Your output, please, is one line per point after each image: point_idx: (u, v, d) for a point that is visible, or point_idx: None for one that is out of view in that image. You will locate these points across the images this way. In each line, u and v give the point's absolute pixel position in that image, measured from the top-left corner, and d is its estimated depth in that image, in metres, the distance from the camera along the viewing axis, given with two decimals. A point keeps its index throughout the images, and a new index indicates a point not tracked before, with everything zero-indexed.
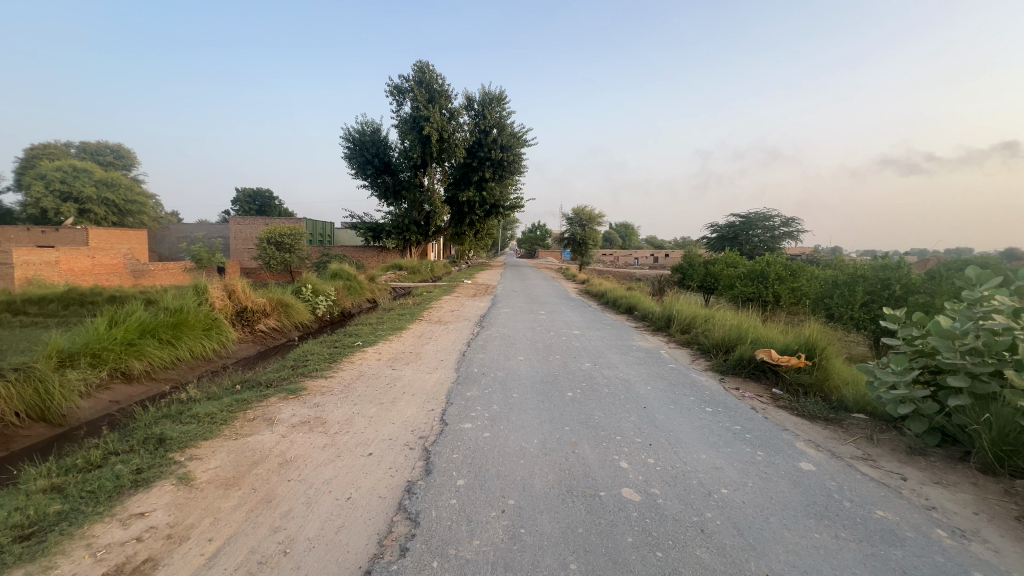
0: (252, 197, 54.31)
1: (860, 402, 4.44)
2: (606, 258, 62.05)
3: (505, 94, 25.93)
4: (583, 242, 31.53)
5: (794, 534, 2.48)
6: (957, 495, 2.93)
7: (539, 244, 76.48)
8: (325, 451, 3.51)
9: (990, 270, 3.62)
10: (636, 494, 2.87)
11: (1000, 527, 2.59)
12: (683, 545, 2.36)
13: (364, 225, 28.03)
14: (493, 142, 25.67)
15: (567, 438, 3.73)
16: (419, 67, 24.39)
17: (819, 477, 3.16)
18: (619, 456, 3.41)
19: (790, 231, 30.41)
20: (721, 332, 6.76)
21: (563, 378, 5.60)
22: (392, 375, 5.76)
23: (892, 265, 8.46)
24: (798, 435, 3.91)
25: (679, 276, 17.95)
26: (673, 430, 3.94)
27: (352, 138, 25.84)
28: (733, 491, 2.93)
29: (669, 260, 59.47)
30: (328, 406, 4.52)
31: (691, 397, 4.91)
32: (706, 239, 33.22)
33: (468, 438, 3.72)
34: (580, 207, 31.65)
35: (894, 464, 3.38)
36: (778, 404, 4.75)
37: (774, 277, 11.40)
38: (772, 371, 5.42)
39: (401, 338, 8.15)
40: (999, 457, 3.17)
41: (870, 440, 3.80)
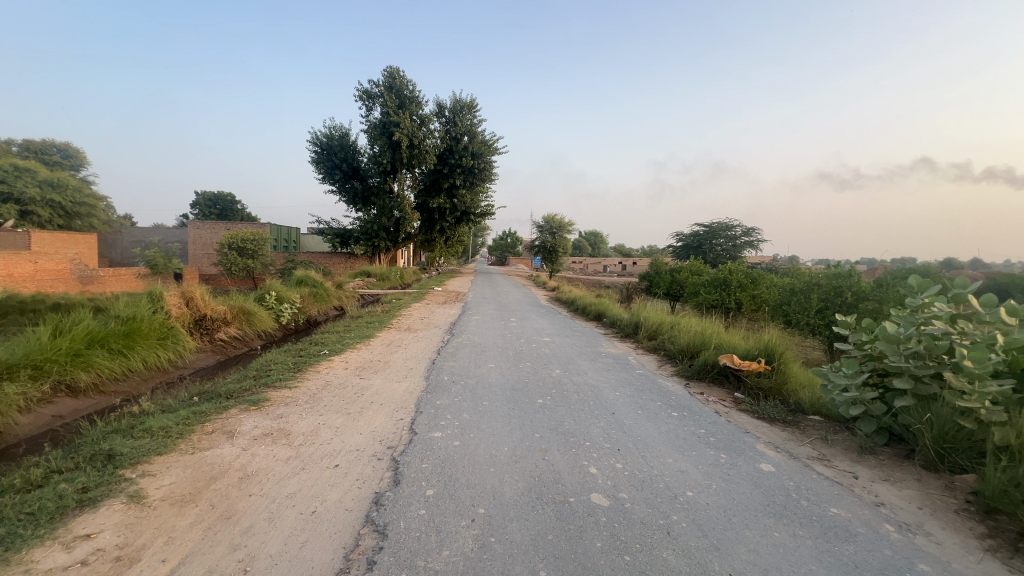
0: (213, 201, 52.46)
1: (815, 403, 4.65)
2: (576, 266, 62.81)
3: (476, 102, 26.06)
4: (554, 250, 31.85)
5: (756, 534, 2.57)
6: (904, 491, 3.11)
7: (510, 252, 76.75)
8: (289, 464, 3.39)
9: (929, 279, 3.87)
10: (605, 499, 2.90)
11: (941, 520, 2.76)
12: (649, 548, 2.40)
13: (331, 232, 27.49)
14: (464, 149, 25.70)
15: (538, 445, 3.74)
16: (388, 73, 24.24)
17: (778, 477, 3.28)
18: (587, 462, 3.45)
19: (751, 240, 31.68)
20: (686, 338, 6.95)
21: (532, 385, 5.62)
22: (360, 383, 5.65)
23: (843, 273, 8.94)
24: (758, 437, 4.05)
25: (646, 284, 18.36)
26: (640, 435, 4.02)
27: (319, 142, 25.36)
28: (698, 494, 3.00)
29: (637, 268, 60.71)
30: (292, 417, 4.38)
31: (658, 401, 5.02)
32: (672, 248, 34.16)
33: (437, 447, 3.68)
34: (550, 216, 31.99)
35: (846, 463, 3.55)
36: (740, 408, 4.92)
37: (735, 284, 11.81)
38: (734, 376, 5.60)
39: (369, 346, 8.00)
40: (938, 455, 3.38)
41: (825, 441, 3.98)
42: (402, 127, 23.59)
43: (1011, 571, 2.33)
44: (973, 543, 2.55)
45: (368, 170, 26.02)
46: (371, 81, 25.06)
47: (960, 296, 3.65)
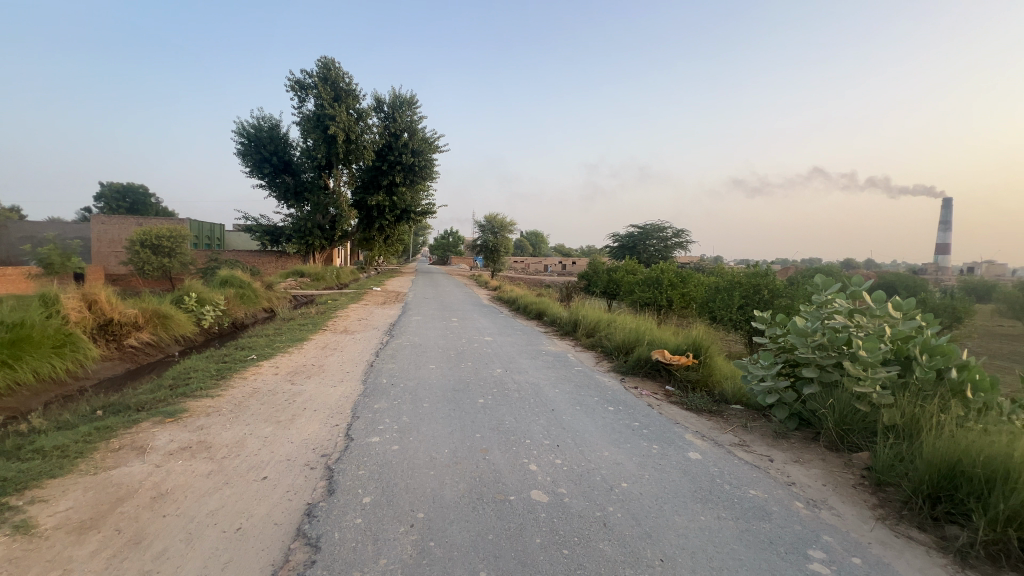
0: (121, 193, 47.56)
1: (737, 394, 5.00)
2: (518, 265, 63.43)
3: (416, 98, 25.56)
4: (495, 250, 31.96)
5: (684, 519, 2.72)
6: (811, 470, 3.42)
7: (452, 251, 76.16)
8: (210, 479, 3.15)
9: (832, 278, 4.30)
10: (545, 495, 2.95)
11: (841, 494, 3.07)
12: (587, 540, 2.47)
13: (260, 229, 25.87)
14: (404, 146, 25.13)
15: (478, 445, 3.73)
16: (323, 63, 23.16)
17: (704, 464, 3.50)
18: (527, 459, 3.49)
19: (681, 241, 33.55)
20: (622, 335, 7.23)
21: (474, 385, 5.60)
22: (291, 390, 5.35)
23: (761, 273, 9.72)
24: (687, 427, 4.30)
25: (585, 283, 18.91)
26: (579, 430, 4.13)
27: (246, 133, 23.76)
28: (632, 485, 3.13)
29: (577, 268, 62.43)
30: (213, 429, 4.06)
31: (595, 397, 5.18)
32: (610, 249, 35.44)
33: (375, 452, 3.56)
34: (491, 215, 32.02)
35: (763, 447, 3.85)
36: (671, 400, 5.19)
37: (667, 283, 12.46)
38: (665, 369, 5.92)
39: (302, 350, 7.61)
40: (838, 436, 3.76)
41: (745, 428, 4.30)
42: (338, 121, 22.63)
43: (896, 536, 2.63)
44: (866, 513, 2.87)
45: (301, 165, 24.75)
46: (303, 71, 23.80)
47: (856, 293, 4.09)
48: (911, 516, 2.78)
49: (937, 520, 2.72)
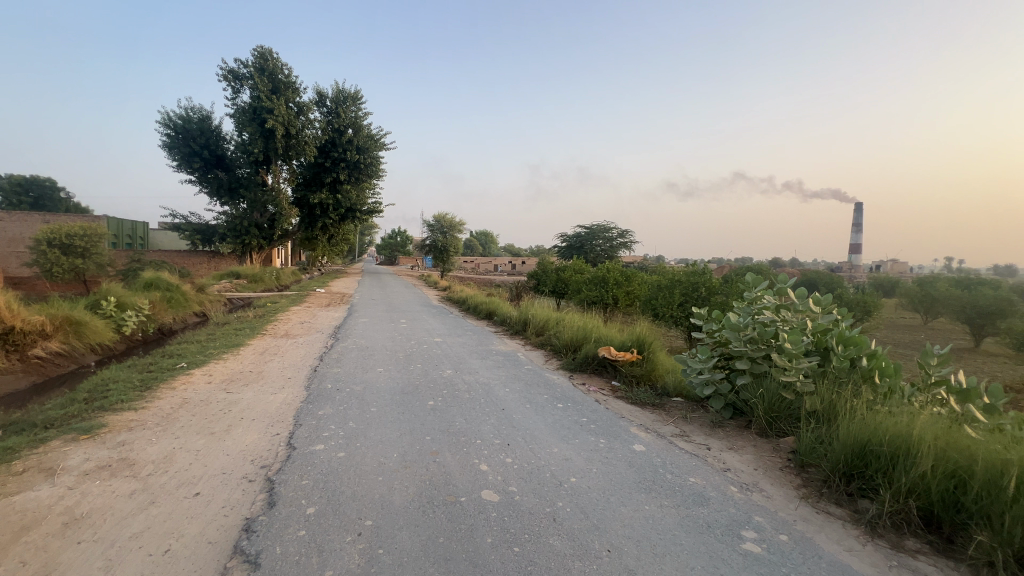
0: (23, 185, 42.70)
1: (678, 387, 5.25)
2: (468, 265, 63.14)
3: (361, 94, 24.84)
4: (445, 250, 31.62)
5: (629, 509, 2.83)
6: (744, 456, 3.66)
7: (399, 250, 74.56)
8: (135, 498, 2.90)
9: (761, 275, 4.61)
10: (495, 495, 2.96)
11: (770, 477, 3.31)
12: (537, 537, 2.51)
13: (190, 227, 24.14)
14: (348, 143, 24.32)
15: (428, 447, 3.69)
16: (259, 53, 21.93)
17: (648, 456, 3.65)
18: (478, 459, 3.49)
19: (625, 242, 34.72)
20: (570, 333, 7.38)
21: (423, 387, 5.51)
22: (226, 399, 5.03)
23: (699, 272, 10.26)
24: (632, 421, 4.47)
25: (534, 283, 19.13)
26: (529, 428, 4.18)
27: (173, 124, 22.08)
28: (580, 480, 3.20)
29: (526, 268, 63.01)
30: (136, 445, 3.74)
31: (544, 395, 5.25)
32: (558, 249, 36.05)
33: (319, 460, 3.43)
34: (440, 215, 31.66)
35: (701, 437, 4.07)
36: (617, 395, 5.37)
37: (613, 282, 12.84)
38: (611, 366, 6.11)
39: (238, 356, 7.17)
40: (767, 422, 4.04)
41: (685, 419, 4.53)
42: (276, 114, 21.49)
43: (817, 512, 2.87)
44: (792, 493, 3.10)
45: (235, 159, 23.30)
46: (237, 60, 22.44)
47: (782, 289, 4.41)
48: (829, 493, 3.05)
49: (851, 496, 2.99)
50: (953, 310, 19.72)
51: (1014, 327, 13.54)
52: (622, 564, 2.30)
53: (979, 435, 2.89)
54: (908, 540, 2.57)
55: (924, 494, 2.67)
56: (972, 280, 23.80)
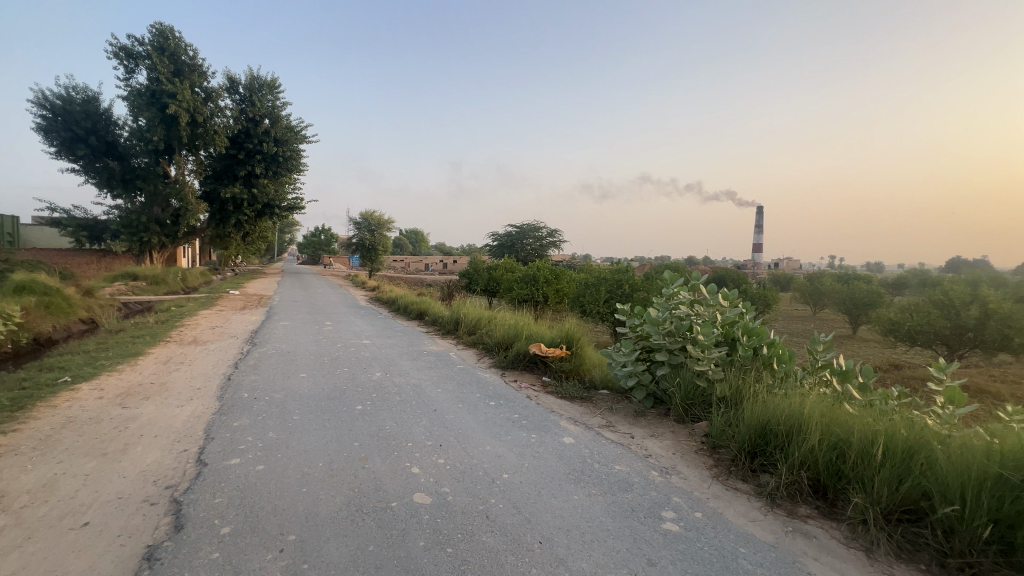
0: None
1: (605, 380, 5.48)
2: (398, 264, 61.50)
3: (278, 82, 23.34)
4: (373, 249, 30.56)
5: (559, 500, 2.92)
6: (664, 442, 3.91)
7: (324, 249, 70.88)
8: (5, 535, 2.52)
9: (678, 273, 4.95)
10: (427, 497, 2.92)
11: (686, 460, 3.57)
12: (470, 536, 2.51)
13: (74, 222, 21.30)
14: (264, 134, 22.71)
15: (356, 454, 3.56)
16: (158, 31, 19.77)
17: (576, 447, 3.79)
18: (409, 462, 3.42)
19: (555, 241, 35.63)
20: (502, 331, 7.44)
21: (350, 391, 5.29)
22: (122, 415, 4.51)
23: (622, 269, 10.82)
24: (561, 415, 4.61)
25: (466, 281, 19.09)
26: (460, 427, 4.18)
27: (50, 104, 19.35)
28: (513, 475, 3.25)
29: (458, 267, 62.60)
30: (5, 474, 3.24)
31: (477, 393, 5.27)
32: (489, 247, 36.21)
33: (235, 475, 3.19)
34: (368, 212, 30.60)
35: (626, 426, 4.29)
36: (547, 390, 5.51)
37: (543, 280, 13.16)
38: (542, 362, 6.25)
39: (137, 367, 6.44)
40: (684, 409, 4.35)
41: (611, 410, 4.75)
42: (180, 99, 19.45)
43: (727, 489, 3.15)
44: (705, 473, 3.37)
45: (130, 147, 20.84)
46: (131, 37, 20.10)
47: (695, 285, 4.77)
48: (737, 471, 3.35)
49: (754, 471, 3.31)
50: (835, 302, 22.47)
51: (882, 315, 15.71)
52: (554, 554, 2.37)
53: (855, 410, 3.32)
54: (800, 507, 2.90)
55: (813, 466, 3.02)
56: (851, 276, 27.16)
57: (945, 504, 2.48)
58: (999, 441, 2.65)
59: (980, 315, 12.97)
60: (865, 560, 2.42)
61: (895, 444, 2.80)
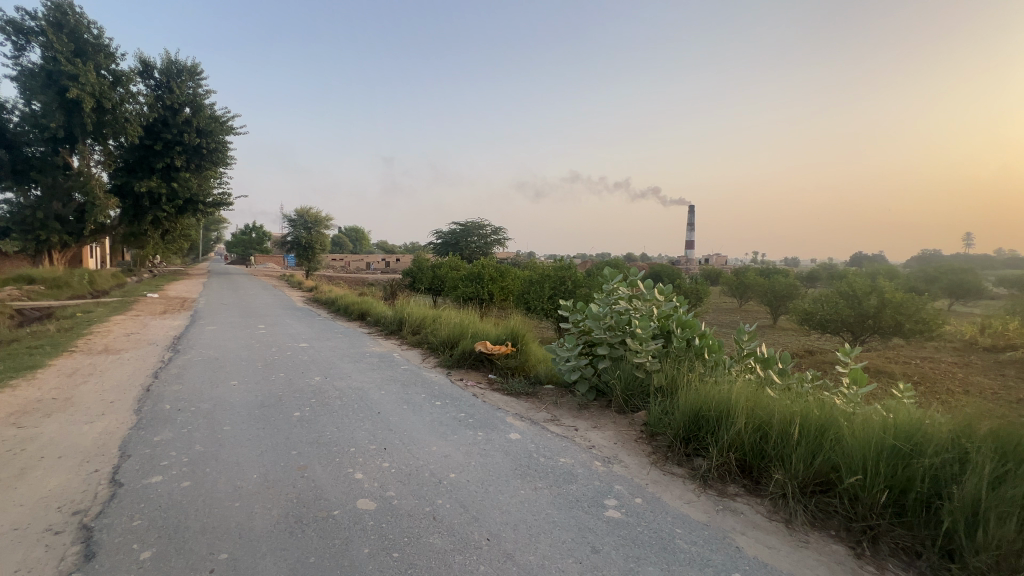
0: None
1: (549, 375, 5.58)
2: (337, 263, 59.11)
3: (200, 68, 21.71)
4: (310, 248, 29.13)
5: (507, 496, 2.95)
6: (606, 433, 4.05)
7: (254, 248, 66.71)
8: None
9: (618, 269, 5.12)
10: (371, 502, 2.85)
11: (627, 449, 3.72)
12: (418, 538, 2.47)
13: None
14: (185, 123, 21.01)
15: (294, 463, 3.39)
16: (53, 5, 17.65)
17: (522, 443, 3.84)
18: (352, 468, 3.31)
19: (499, 239, 35.73)
20: (447, 330, 7.37)
21: (286, 398, 5.03)
22: (17, 436, 4.01)
23: (565, 266, 11.06)
24: (508, 411, 4.65)
25: (410, 280, 18.73)
26: (406, 429, 4.10)
27: None
28: (459, 475, 3.24)
29: (401, 266, 61.18)
30: None
31: (422, 394, 5.20)
32: (433, 245, 35.71)
33: (157, 494, 2.95)
34: (303, 208, 29.16)
35: (570, 419, 4.40)
36: (494, 387, 5.53)
37: (488, 277, 13.17)
38: (487, 359, 6.27)
39: (34, 381, 5.75)
40: (624, 400, 4.53)
41: (556, 404, 4.86)
42: (83, 83, 17.41)
43: (664, 473, 3.33)
44: (644, 460, 3.53)
45: (21, 134, 18.45)
46: (20, 10, 17.82)
47: (633, 281, 4.96)
48: (673, 456, 3.54)
49: (688, 455, 3.51)
50: (759, 295, 24.23)
51: (799, 306, 17.13)
52: (501, 550, 2.40)
53: (776, 394, 3.62)
54: (729, 486, 3.12)
55: (740, 447, 3.25)
56: (771, 271, 29.42)
57: (850, 474, 2.76)
58: (892, 416, 2.99)
59: (878, 304, 14.49)
60: (784, 530, 2.65)
61: (809, 423, 3.08)
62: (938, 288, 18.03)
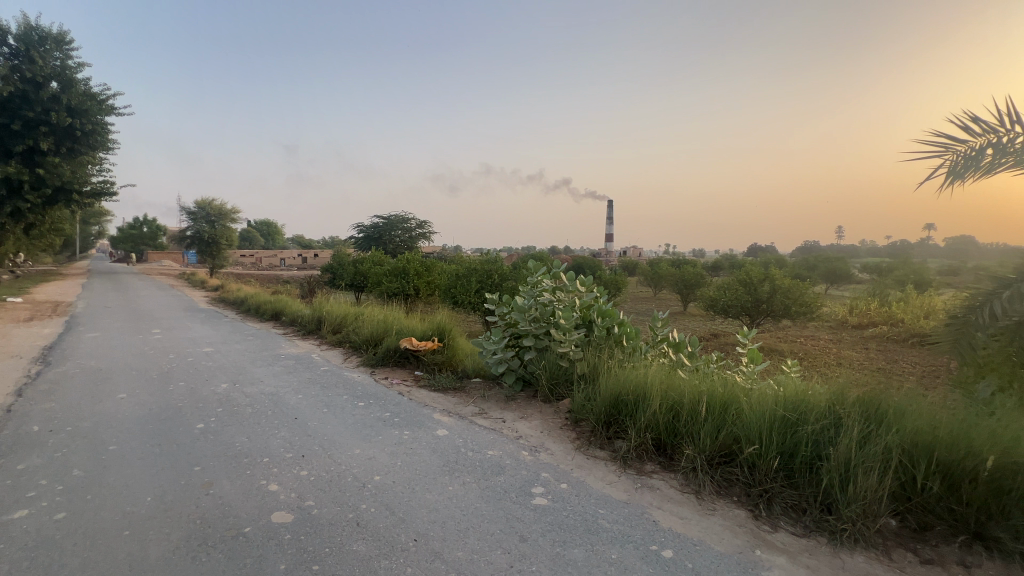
0: None
1: (477, 368, 5.58)
2: (246, 259, 54.61)
3: (68, 37, 18.86)
4: (213, 243, 26.56)
5: (435, 494, 2.91)
6: (533, 423, 4.13)
7: (145, 245, 59.57)
8: None
9: (542, 262, 5.20)
10: (288, 515, 2.67)
11: (552, 436, 3.83)
12: (340, 547, 2.36)
13: None
14: (52, 100, 18.13)
15: (198, 480, 3.09)
16: None
17: (450, 439, 3.80)
18: (266, 480, 3.08)
19: (424, 232, 35.01)
20: (370, 327, 7.11)
21: (188, 409, 4.55)
22: None
23: (491, 260, 11.12)
24: (435, 408, 4.57)
25: (329, 276, 17.76)
26: (326, 433, 3.90)
27: None
28: (384, 476, 3.14)
29: (319, 262, 57.91)
30: None
31: (344, 395, 4.95)
32: (354, 240, 34.15)
33: (23, 530, 2.54)
34: (204, 200, 26.56)
35: (497, 412, 4.43)
36: (420, 384, 5.42)
37: (413, 272, 12.87)
38: (413, 356, 6.12)
39: None
40: (549, 390, 4.65)
41: (484, 397, 4.86)
42: None
43: (588, 457, 3.46)
44: (569, 446, 3.66)
45: None
46: None
47: (556, 273, 5.08)
48: (595, 440, 3.70)
49: (609, 438, 3.68)
50: (671, 284, 26.02)
51: (706, 294, 18.63)
52: (429, 549, 2.36)
53: (687, 376, 3.88)
54: (647, 465, 3.31)
55: (655, 427, 3.45)
56: (681, 261, 31.72)
57: (748, 445, 3.04)
58: (781, 391, 3.35)
59: (770, 290, 16.19)
60: (695, 501, 2.87)
61: (714, 400, 3.34)
62: (817, 274, 20.53)
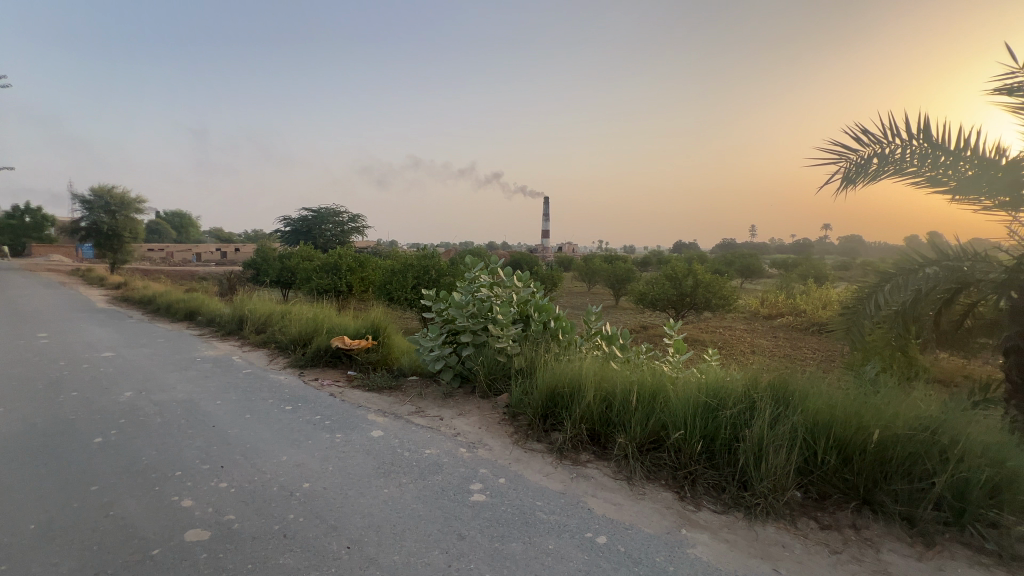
0: None
1: (413, 366, 5.46)
2: (154, 253, 49.61)
3: None
4: (114, 235, 23.79)
5: (369, 497, 2.81)
6: (471, 419, 4.10)
7: (28, 236, 52.26)
8: None
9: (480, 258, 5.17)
10: (205, 531, 2.46)
11: (490, 432, 3.83)
12: (265, 561, 2.22)
13: None
14: None
15: (95, 501, 2.75)
16: None
17: (386, 440, 3.68)
18: (178, 496, 2.81)
19: (357, 226, 33.68)
20: (298, 326, 6.72)
21: (83, 421, 4.05)
22: None
23: (428, 255, 10.91)
24: (369, 408, 4.41)
25: (252, 272, 16.57)
26: (249, 441, 3.63)
27: None
28: (314, 483, 2.98)
29: (240, 257, 53.90)
30: None
31: (269, 399, 4.65)
32: (280, 233, 32.11)
33: None
34: (101, 187, 23.72)
35: (435, 410, 4.36)
36: (353, 384, 5.21)
37: (345, 268, 12.33)
38: (346, 356, 5.87)
39: None
40: (488, 385, 4.64)
41: (421, 396, 4.76)
42: None
43: (526, 451, 3.50)
44: (507, 441, 3.68)
45: None
46: None
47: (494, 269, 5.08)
48: (533, 433, 3.75)
49: (546, 431, 3.75)
50: (604, 279, 26.99)
51: (636, 288, 19.51)
52: (364, 556, 2.27)
53: (619, 367, 4.04)
54: (583, 455, 3.41)
55: (590, 418, 3.56)
56: (614, 257, 32.99)
57: (675, 430, 3.22)
58: (704, 379, 3.58)
59: (693, 284, 17.26)
60: (627, 487, 3.00)
61: (643, 390, 3.50)
62: (734, 269, 22.17)
